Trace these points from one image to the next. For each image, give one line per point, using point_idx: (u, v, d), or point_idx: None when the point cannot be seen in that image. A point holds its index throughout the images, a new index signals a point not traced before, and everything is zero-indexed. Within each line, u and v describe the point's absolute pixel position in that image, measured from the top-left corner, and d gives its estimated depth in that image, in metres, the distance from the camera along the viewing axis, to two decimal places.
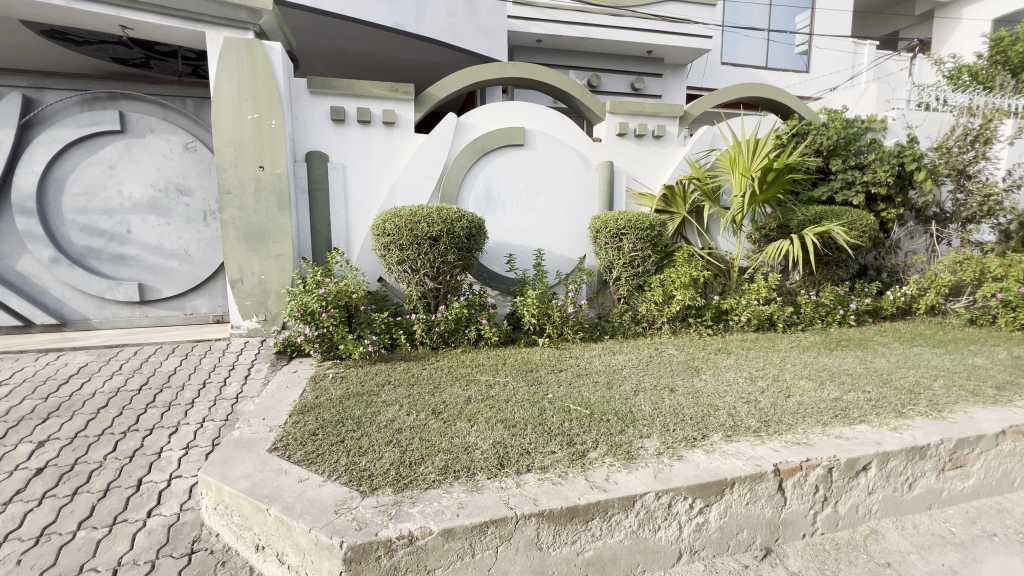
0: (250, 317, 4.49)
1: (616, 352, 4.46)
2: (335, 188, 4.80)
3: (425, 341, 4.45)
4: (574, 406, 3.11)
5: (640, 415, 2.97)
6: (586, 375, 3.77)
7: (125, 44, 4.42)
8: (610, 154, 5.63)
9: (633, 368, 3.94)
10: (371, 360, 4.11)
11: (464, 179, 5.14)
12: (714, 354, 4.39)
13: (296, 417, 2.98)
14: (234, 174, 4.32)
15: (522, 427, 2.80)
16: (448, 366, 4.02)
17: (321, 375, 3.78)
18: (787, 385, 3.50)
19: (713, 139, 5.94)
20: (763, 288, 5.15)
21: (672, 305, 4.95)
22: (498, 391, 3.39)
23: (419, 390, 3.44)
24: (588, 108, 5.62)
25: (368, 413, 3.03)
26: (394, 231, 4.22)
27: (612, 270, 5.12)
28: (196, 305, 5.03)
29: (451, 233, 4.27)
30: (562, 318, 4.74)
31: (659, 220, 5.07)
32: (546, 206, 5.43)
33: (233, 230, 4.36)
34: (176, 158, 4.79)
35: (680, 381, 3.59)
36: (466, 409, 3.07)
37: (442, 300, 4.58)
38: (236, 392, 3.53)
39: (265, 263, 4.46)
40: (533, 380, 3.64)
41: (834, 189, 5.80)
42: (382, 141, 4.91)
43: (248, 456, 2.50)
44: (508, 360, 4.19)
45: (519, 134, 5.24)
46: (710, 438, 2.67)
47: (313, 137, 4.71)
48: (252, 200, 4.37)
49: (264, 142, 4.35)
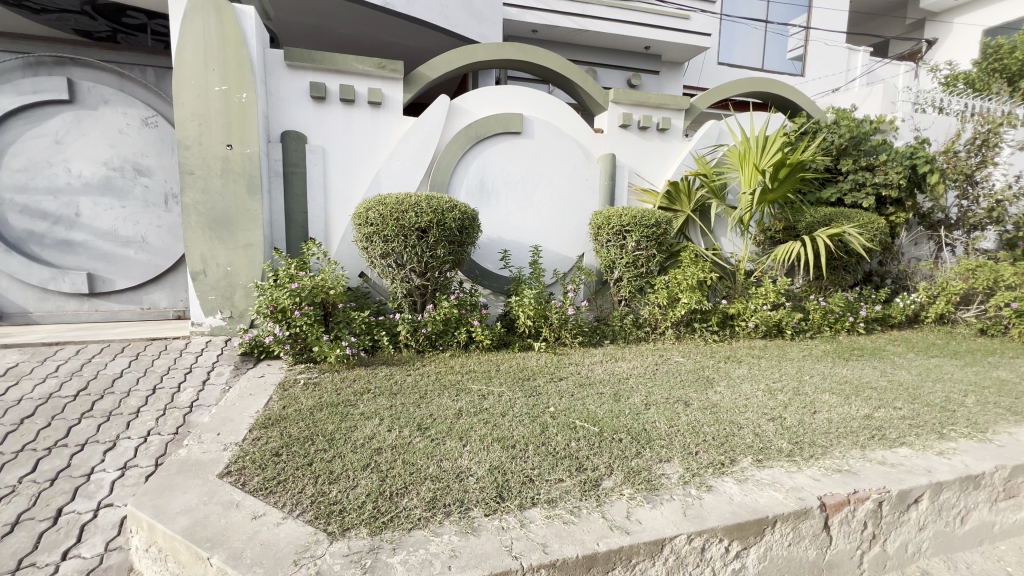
0: (214, 313, 4.02)
1: (619, 359, 4.10)
2: (313, 173, 4.34)
3: (409, 343, 4.04)
4: (579, 422, 2.73)
5: (655, 434, 2.60)
6: (590, 385, 3.39)
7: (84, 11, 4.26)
8: (612, 146, 5.28)
9: (640, 378, 3.58)
10: (349, 364, 3.68)
11: (457, 167, 4.73)
12: (724, 363, 4.06)
13: (257, 433, 2.54)
14: (198, 153, 3.85)
15: (522, 448, 2.41)
16: (435, 373, 3.61)
17: (291, 381, 3.33)
18: (811, 399, 3.17)
19: (719, 135, 5.63)
20: (772, 293, 4.85)
21: (677, 309, 4.61)
22: (493, 403, 3.01)
23: (403, 401, 3.03)
24: (590, 96, 5.22)
25: (342, 429, 2.61)
26: (377, 221, 3.79)
27: (614, 270, 4.77)
28: (154, 299, 4.53)
29: (441, 225, 3.85)
30: (561, 320, 4.37)
31: (665, 218, 4.73)
32: (543, 199, 5.06)
33: (196, 215, 3.89)
34: (133, 134, 4.28)
35: (693, 394, 3.24)
36: (457, 425, 2.66)
37: (430, 299, 4.19)
38: (190, 400, 3.07)
39: (232, 253, 3.99)
40: (531, 391, 3.25)
41: (842, 191, 5.58)
42: (368, 122, 4.47)
43: (192, 484, 2.06)
44: (502, 366, 3.80)
45: (517, 121, 4.86)
46: (739, 463, 2.32)
47: (290, 116, 4.25)
48: (218, 182, 3.90)
49: (232, 118, 3.87)
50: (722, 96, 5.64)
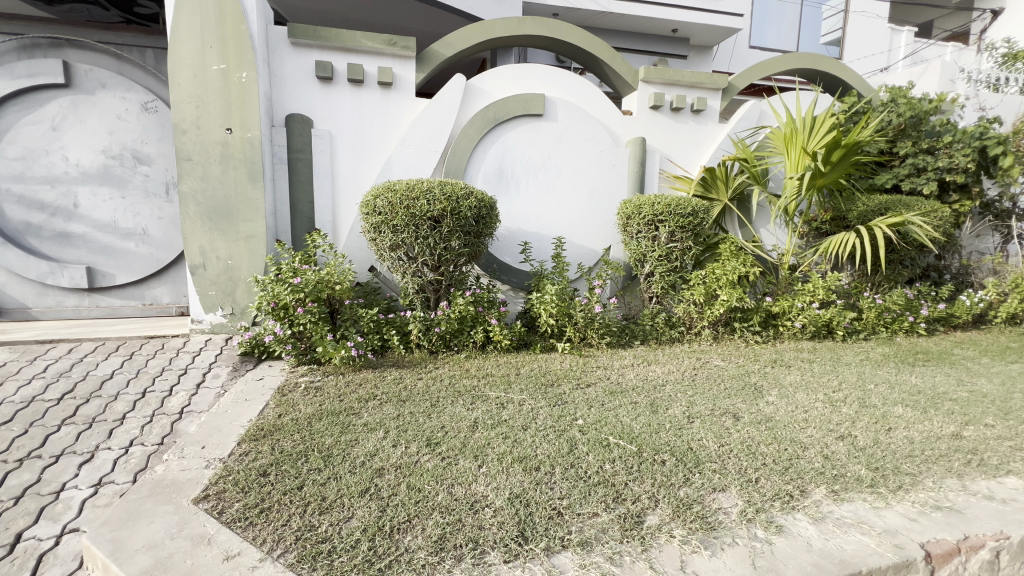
0: (215, 309, 3.76)
1: (652, 363, 3.70)
2: (320, 160, 4.05)
3: (422, 344, 3.71)
4: (613, 438, 2.36)
5: (705, 455, 2.21)
6: (622, 393, 3.00)
7: (100, 5, 3.88)
8: (642, 129, 4.85)
9: (679, 385, 3.18)
10: (355, 366, 3.37)
11: (474, 153, 4.38)
12: (772, 368, 3.62)
13: (246, 447, 2.23)
14: (196, 137, 3.58)
15: (547, 471, 2.05)
16: (448, 377, 3.27)
17: (291, 385, 3.03)
18: (883, 413, 2.73)
19: (760, 116, 5.13)
20: (821, 289, 4.38)
21: (715, 307, 4.18)
22: (513, 414, 2.65)
23: (412, 410, 2.70)
24: (618, 75, 4.79)
25: (341, 443, 2.29)
26: (386, 210, 3.46)
27: (644, 264, 4.35)
28: (156, 295, 4.31)
29: (456, 214, 3.50)
30: (587, 319, 4.00)
31: (702, 206, 4.28)
32: (566, 188, 4.67)
33: (194, 205, 3.62)
34: (132, 121, 4.04)
35: (742, 406, 2.83)
36: (472, 441, 2.31)
37: (444, 296, 3.86)
38: (181, 405, 2.79)
39: (233, 245, 3.72)
40: (556, 399, 2.88)
41: (899, 176, 5.04)
42: (378, 105, 4.15)
43: (162, 511, 1.77)
44: (522, 369, 3.44)
45: (539, 102, 4.46)
46: (811, 496, 1.92)
47: (294, 98, 3.96)
48: (217, 168, 3.62)
49: (232, 99, 3.59)
50: (764, 73, 5.13)
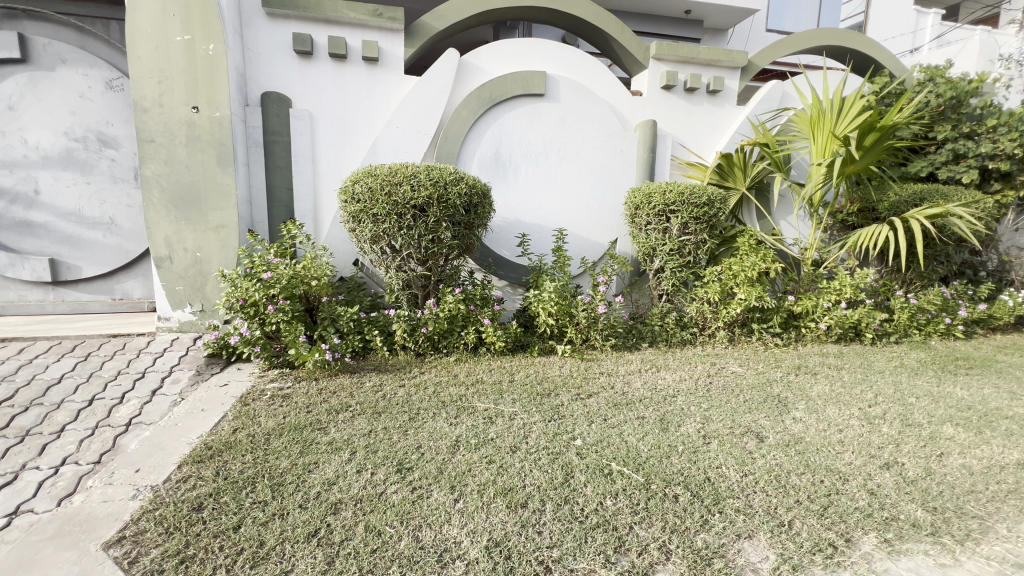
0: (182, 305, 3.44)
1: (660, 369, 3.33)
2: (299, 143, 3.71)
3: (407, 345, 3.38)
4: (615, 464, 2.01)
5: (725, 489, 1.85)
6: (627, 406, 2.64)
7: None
8: (653, 111, 4.44)
9: (693, 396, 2.82)
10: (331, 371, 3.04)
11: (468, 136, 4.01)
12: (795, 376, 3.24)
13: (186, 471, 1.91)
14: (158, 116, 3.24)
15: (536, 509, 1.71)
16: (433, 384, 2.92)
17: (255, 394, 2.70)
18: (931, 434, 2.36)
19: (783, 97, 4.68)
20: (848, 288, 3.98)
21: (732, 307, 3.80)
22: (501, 431, 2.30)
23: (386, 425, 2.36)
24: (627, 53, 4.38)
25: (297, 468, 1.96)
26: (364, 196, 3.11)
27: (653, 258, 3.98)
28: (127, 289, 4.03)
29: (443, 201, 3.13)
30: (589, 319, 3.64)
31: (719, 195, 3.88)
32: (569, 175, 4.30)
33: (158, 191, 3.30)
34: (96, 100, 3.72)
35: (765, 423, 2.47)
36: (451, 467, 1.97)
37: (433, 293, 3.52)
38: (130, 416, 2.48)
39: (201, 236, 3.39)
40: (552, 412, 2.53)
41: (935, 164, 4.61)
42: (362, 82, 3.79)
43: (61, 563, 1.44)
44: (516, 376, 3.10)
45: (539, 80, 4.07)
46: (860, 547, 1.57)
47: (271, 75, 3.62)
48: (182, 151, 3.29)
49: (198, 74, 3.25)
50: (788, 50, 4.68)
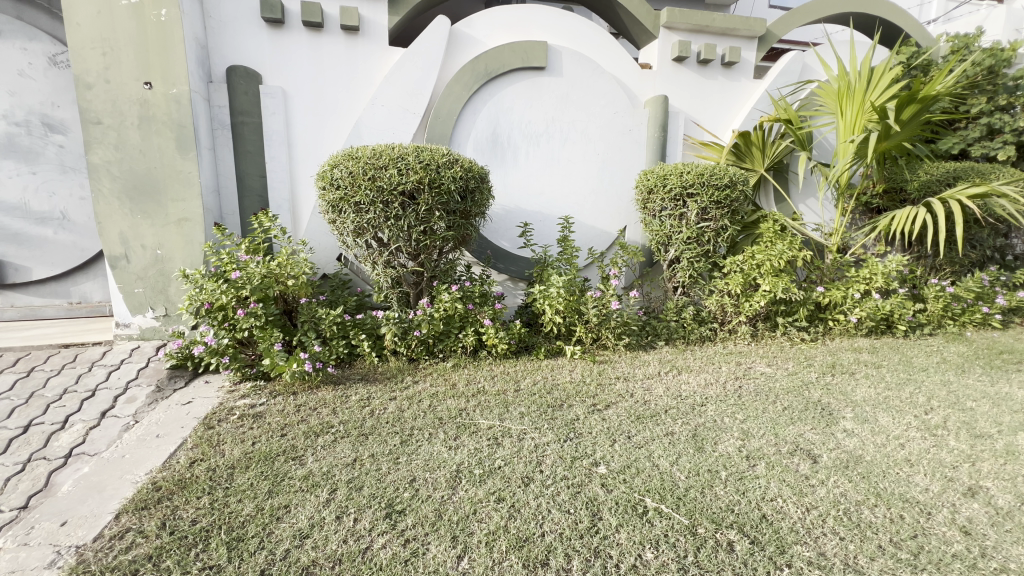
0: (143, 310, 3.05)
1: (682, 371, 2.98)
2: (271, 125, 3.30)
3: (398, 350, 3.01)
4: (650, 500, 1.67)
5: (787, 531, 1.52)
6: (652, 420, 2.30)
7: None
8: (663, 86, 4.05)
9: (725, 404, 2.49)
10: (311, 383, 2.67)
11: (461, 115, 3.61)
12: (833, 377, 2.91)
13: (123, 524, 1.55)
14: (105, 94, 2.80)
15: (560, 569, 1.38)
16: (428, 397, 2.56)
17: (221, 413, 2.33)
18: (1009, 448, 2.03)
19: (804, 70, 4.29)
20: (879, 277, 3.65)
21: (755, 300, 3.47)
22: (509, 458, 1.95)
23: (374, 452, 2.00)
24: (635, 21, 3.95)
25: (263, 515, 1.60)
26: (345, 182, 2.71)
27: (668, 248, 3.63)
28: (85, 291, 3.63)
29: (436, 186, 2.74)
30: (601, 317, 3.28)
31: (740, 176, 3.52)
32: (574, 157, 3.92)
33: (109, 180, 2.88)
34: (38, 78, 3.27)
35: (814, 437, 2.13)
36: (451, 510, 1.63)
37: (427, 291, 3.15)
38: (70, 446, 2.10)
39: (161, 231, 2.99)
40: (567, 430, 2.18)
41: (967, 140, 4.27)
42: (341, 55, 3.37)
43: None
44: (522, 384, 2.74)
45: (540, 51, 3.66)
46: None
47: (237, 47, 3.20)
48: (135, 134, 2.87)
49: (149, 44, 2.80)
50: (810, 16, 4.26)
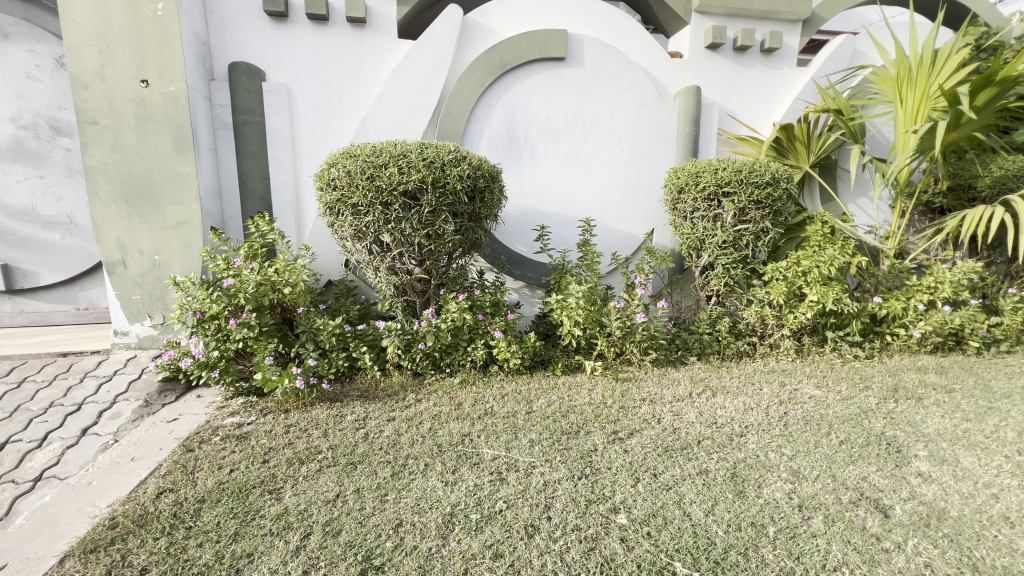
0: (141, 318, 2.93)
1: (716, 393, 2.63)
2: (274, 124, 3.14)
3: (402, 364, 2.78)
4: (679, 564, 1.39)
5: None
6: (683, 453, 1.98)
7: None
8: (695, 76, 3.71)
9: (770, 435, 2.14)
10: (306, 400, 2.47)
11: (474, 111, 3.37)
12: (897, 403, 2.51)
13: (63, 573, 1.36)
14: (101, 93, 2.70)
15: None
16: (429, 419, 2.30)
17: (204, 434, 2.14)
18: None
19: (855, 55, 3.86)
20: (946, 286, 3.19)
21: (800, 311, 3.08)
22: (512, 499, 1.68)
23: (361, 486, 1.76)
24: (664, 6, 3.63)
25: (221, 568, 1.38)
26: (343, 182, 2.50)
27: (701, 253, 3.28)
28: (92, 297, 3.56)
29: (441, 186, 2.50)
30: (624, 330, 2.97)
31: (784, 171, 3.14)
32: (596, 154, 3.62)
33: (106, 183, 2.77)
34: (45, 80, 3.21)
35: (883, 483, 1.77)
36: (438, 569, 1.37)
37: (434, 300, 2.92)
38: (40, 468, 1.94)
39: (159, 236, 2.86)
40: (582, 464, 1.89)
41: None
42: (348, 49, 3.19)
43: None
44: (535, 406, 2.45)
45: (559, 40, 3.38)
46: None
47: (240, 43, 3.06)
48: (132, 134, 2.75)
49: (145, 40, 2.68)
50: None
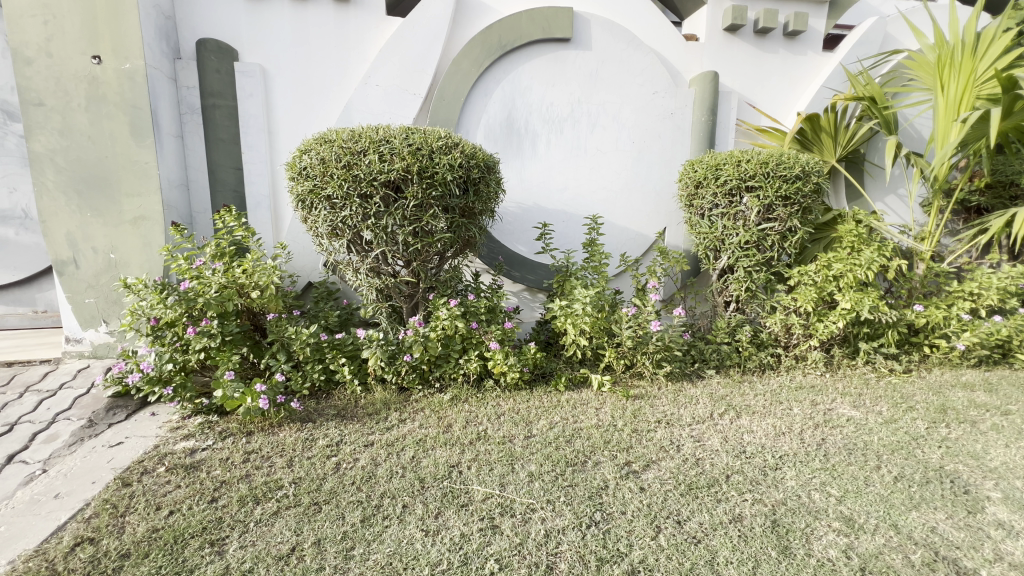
0: (95, 323, 2.63)
1: (741, 414, 2.31)
2: (247, 109, 2.82)
3: (386, 378, 2.46)
4: None
5: None
6: (711, 493, 1.66)
7: None
8: (712, 61, 3.39)
9: (811, 469, 1.82)
10: (273, 420, 2.16)
11: (470, 97, 3.06)
12: (950, 428, 2.19)
13: None
14: (47, 70, 2.39)
15: None
16: (413, 445, 1.98)
17: (148, 462, 1.83)
18: None
19: (886, 40, 3.54)
20: (992, 293, 2.87)
21: (831, 320, 2.77)
22: (506, 557, 1.37)
23: (324, 535, 1.46)
24: None
25: None
26: (316, 171, 2.19)
27: (719, 254, 2.97)
28: (51, 298, 3.25)
29: (429, 176, 2.19)
30: (636, 339, 2.66)
31: (814, 164, 2.81)
32: (604, 145, 3.30)
33: (53, 172, 2.46)
34: None
35: (957, 536, 1.46)
36: None
37: (423, 306, 2.61)
38: None
39: (114, 232, 2.55)
40: (591, 507, 1.58)
41: None
42: (330, 27, 2.87)
43: None
44: (534, 428, 2.14)
45: (564, 19, 3.06)
46: None
47: (209, 17, 2.75)
48: (84, 118, 2.45)
49: (97, 10, 2.36)
50: None
